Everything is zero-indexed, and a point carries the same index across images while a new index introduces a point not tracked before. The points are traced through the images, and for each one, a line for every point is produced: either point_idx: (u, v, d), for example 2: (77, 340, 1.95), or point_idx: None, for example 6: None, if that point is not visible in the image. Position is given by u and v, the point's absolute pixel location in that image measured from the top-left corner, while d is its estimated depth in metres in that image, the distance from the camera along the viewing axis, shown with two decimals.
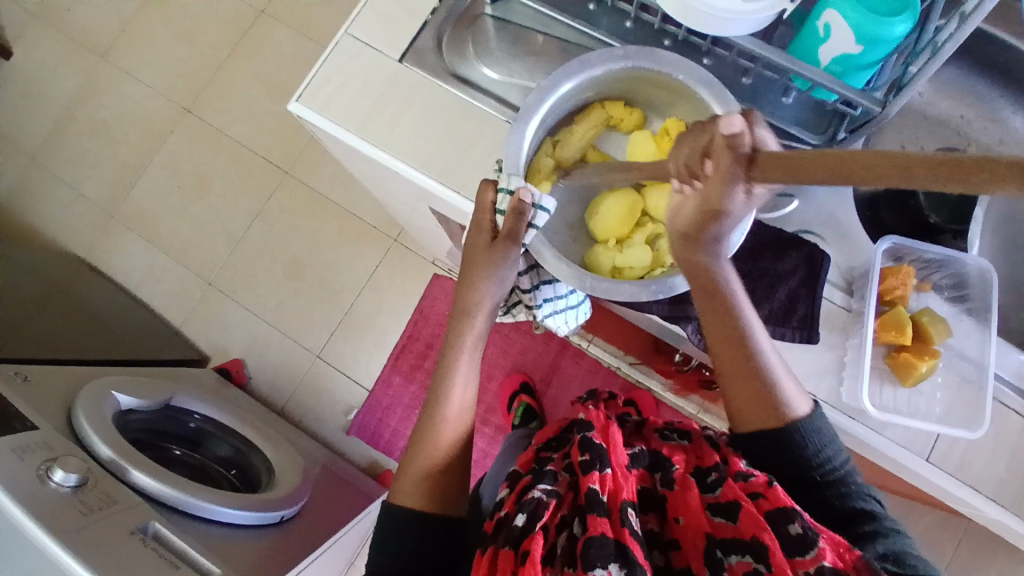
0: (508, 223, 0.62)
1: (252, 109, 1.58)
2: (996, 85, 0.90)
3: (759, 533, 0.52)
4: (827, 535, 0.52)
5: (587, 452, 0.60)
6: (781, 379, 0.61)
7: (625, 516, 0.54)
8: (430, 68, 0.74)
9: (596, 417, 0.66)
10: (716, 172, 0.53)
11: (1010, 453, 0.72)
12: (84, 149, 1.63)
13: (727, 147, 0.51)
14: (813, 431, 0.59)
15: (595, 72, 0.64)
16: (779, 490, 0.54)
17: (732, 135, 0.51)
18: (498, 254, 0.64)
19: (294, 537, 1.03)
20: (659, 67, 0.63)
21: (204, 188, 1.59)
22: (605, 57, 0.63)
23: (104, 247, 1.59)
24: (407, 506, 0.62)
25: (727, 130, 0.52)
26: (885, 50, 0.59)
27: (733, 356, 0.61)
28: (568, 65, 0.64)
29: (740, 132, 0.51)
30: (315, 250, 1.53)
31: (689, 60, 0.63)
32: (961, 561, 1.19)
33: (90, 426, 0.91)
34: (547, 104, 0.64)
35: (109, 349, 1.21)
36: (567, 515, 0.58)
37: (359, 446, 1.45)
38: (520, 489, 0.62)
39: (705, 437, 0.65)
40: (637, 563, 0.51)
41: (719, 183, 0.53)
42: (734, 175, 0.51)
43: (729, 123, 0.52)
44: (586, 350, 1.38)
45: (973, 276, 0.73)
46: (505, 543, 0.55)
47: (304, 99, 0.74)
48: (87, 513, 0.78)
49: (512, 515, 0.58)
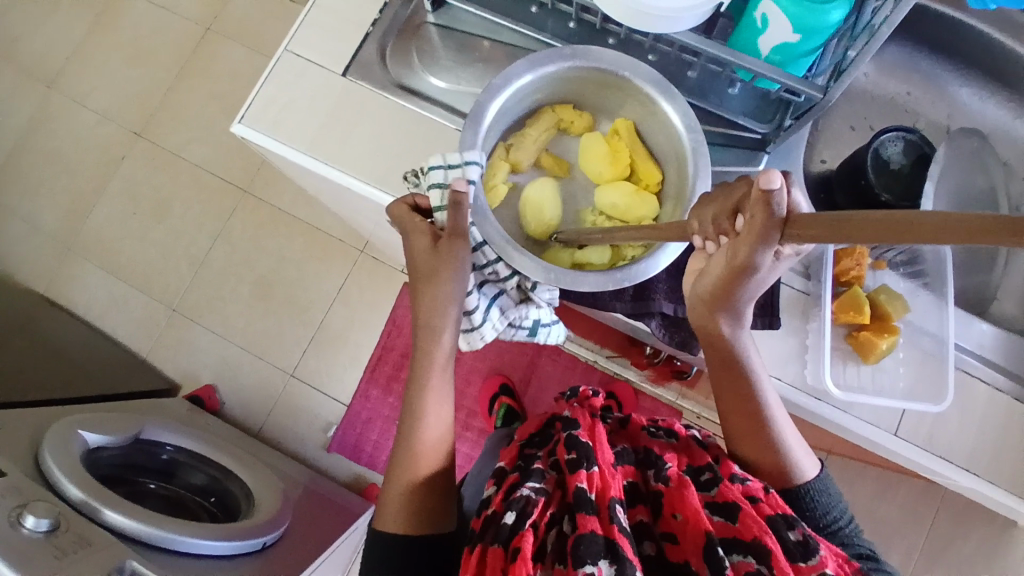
0: (451, 217, 0.60)
1: (206, 129, 1.56)
2: (940, 61, 0.92)
3: (761, 535, 0.53)
4: (827, 546, 0.55)
5: (574, 451, 0.60)
6: (790, 440, 0.64)
7: (613, 513, 0.54)
8: (376, 80, 0.73)
9: (582, 417, 0.66)
10: (746, 231, 0.42)
11: (978, 420, 0.74)
12: (34, 181, 1.59)
13: (761, 209, 0.39)
14: (820, 491, 0.62)
15: (548, 70, 0.63)
16: (777, 497, 0.58)
17: (764, 197, 0.39)
18: (449, 251, 0.62)
19: (279, 562, 1.01)
20: (605, 65, 0.63)
21: (162, 212, 1.55)
22: (553, 56, 0.63)
23: (62, 280, 1.54)
24: (399, 526, 0.62)
25: (761, 186, 0.39)
26: (822, 37, 0.59)
27: (743, 416, 0.65)
28: (515, 67, 0.63)
29: (775, 195, 0.38)
30: (281, 268, 1.50)
31: (632, 57, 0.63)
32: (942, 527, 1.21)
33: (59, 467, 0.88)
34: (496, 109, 0.63)
35: (75, 385, 1.18)
36: (556, 512, 0.58)
37: (341, 463, 1.43)
38: (508, 488, 0.61)
39: (692, 437, 0.67)
40: (627, 559, 0.51)
41: (747, 245, 0.43)
42: (767, 235, 0.40)
43: (767, 177, 0.38)
44: (562, 348, 1.37)
45: (927, 253, 0.76)
46: (495, 542, 0.54)
47: (249, 119, 0.73)
48: (62, 557, 0.76)
49: (500, 513, 0.57)
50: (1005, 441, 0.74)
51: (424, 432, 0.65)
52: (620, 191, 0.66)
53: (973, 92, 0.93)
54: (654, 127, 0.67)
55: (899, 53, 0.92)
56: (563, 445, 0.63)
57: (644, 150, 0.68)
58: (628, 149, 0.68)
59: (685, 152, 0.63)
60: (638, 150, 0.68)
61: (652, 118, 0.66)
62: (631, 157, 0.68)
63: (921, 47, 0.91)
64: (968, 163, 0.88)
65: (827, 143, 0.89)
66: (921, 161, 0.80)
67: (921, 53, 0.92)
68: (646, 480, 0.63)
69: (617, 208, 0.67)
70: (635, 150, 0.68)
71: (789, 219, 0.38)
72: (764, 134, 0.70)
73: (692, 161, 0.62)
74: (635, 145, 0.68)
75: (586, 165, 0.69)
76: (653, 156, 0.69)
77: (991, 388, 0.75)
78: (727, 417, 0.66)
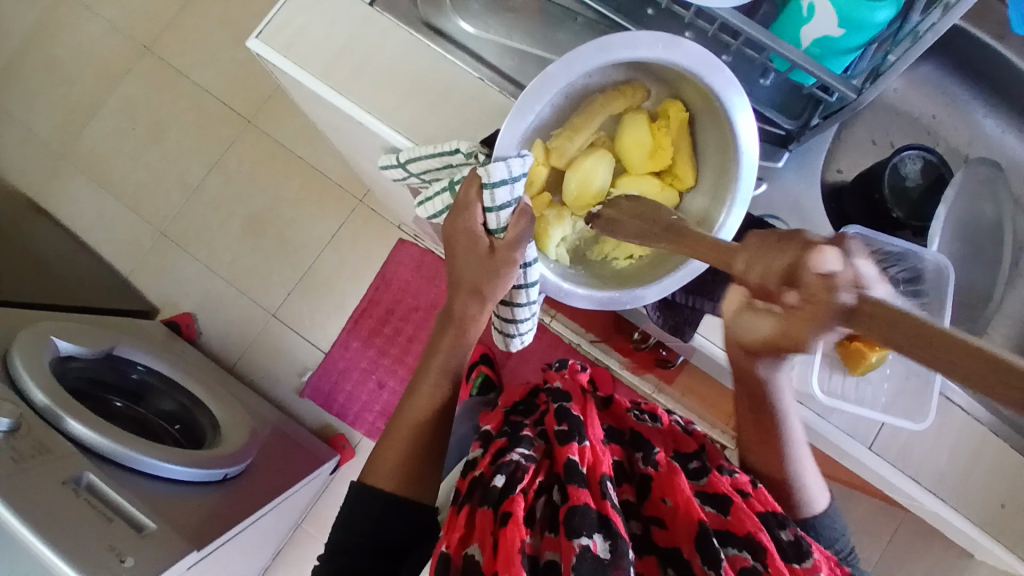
0: (516, 230, 0.58)
1: (215, 53, 1.51)
2: (970, 86, 0.91)
3: (755, 531, 0.54)
4: (818, 549, 0.55)
5: (566, 423, 0.61)
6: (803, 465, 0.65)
7: (605, 489, 0.54)
8: (402, 14, 0.71)
9: (574, 391, 0.68)
10: (799, 310, 0.43)
11: (953, 444, 0.76)
12: (34, 84, 1.54)
13: (822, 292, 0.40)
14: (827, 525, 0.63)
15: (616, 57, 0.58)
16: (766, 494, 0.59)
17: (824, 280, 0.41)
18: (496, 269, 0.58)
19: (238, 496, 1.00)
20: (683, 62, 0.57)
21: (160, 131, 1.52)
22: (627, 41, 0.57)
23: (52, 188, 1.51)
24: (381, 485, 0.60)
25: (816, 269, 0.41)
26: (866, 35, 0.59)
27: (761, 435, 0.65)
28: (581, 51, 0.58)
29: (836, 277, 0.40)
30: (275, 206, 1.48)
31: (715, 55, 0.57)
32: (895, 547, 1.23)
33: (27, 370, 0.87)
34: (553, 91, 0.59)
35: (54, 293, 1.16)
36: (544, 481, 0.58)
37: (312, 409, 1.43)
38: (496, 451, 0.61)
39: (677, 423, 0.68)
40: (619, 535, 0.50)
41: (798, 325, 0.43)
42: (824, 318, 0.41)
43: (823, 259, 0.41)
44: (548, 325, 1.34)
45: (929, 271, 0.75)
46: (483, 503, 0.54)
47: (264, 37, 0.70)
48: (19, 460, 0.75)
49: (489, 476, 0.57)
50: (975, 468, 0.76)
51: (410, 396, 0.64)
52: (648, 185, 0.64)
53: (997, 123, 0.92)
54: (707, 129, 0.63)
55: (931, 73, 0.90)
56: (554, 415, 0.63)
57: (688, 149, 0.64)
58: (672, 146, 0.64)
59: (732, 171, 0.61)
60: (681, 148, 0.64)
61: (710, 118, 0.62)
62: (673, 155, 0.64)
63: (953, 70, 0.90)
64: (980, 193, 0.88)
65: (846, 152, 0.87)
66: (938, 184, 0.77)
67: (952, 76, 0.90)
68: (633, 461, 0.64)
69: None
70: (679, 148, 0.64)
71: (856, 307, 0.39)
72: (789, 129, 0.70)
73: (735, 184, 0.60)
74: (680, 142, 0.64)
75: (623, 154, 0.65)
76: (694, 155, 0.65)
77: (968, 414, 0.76)
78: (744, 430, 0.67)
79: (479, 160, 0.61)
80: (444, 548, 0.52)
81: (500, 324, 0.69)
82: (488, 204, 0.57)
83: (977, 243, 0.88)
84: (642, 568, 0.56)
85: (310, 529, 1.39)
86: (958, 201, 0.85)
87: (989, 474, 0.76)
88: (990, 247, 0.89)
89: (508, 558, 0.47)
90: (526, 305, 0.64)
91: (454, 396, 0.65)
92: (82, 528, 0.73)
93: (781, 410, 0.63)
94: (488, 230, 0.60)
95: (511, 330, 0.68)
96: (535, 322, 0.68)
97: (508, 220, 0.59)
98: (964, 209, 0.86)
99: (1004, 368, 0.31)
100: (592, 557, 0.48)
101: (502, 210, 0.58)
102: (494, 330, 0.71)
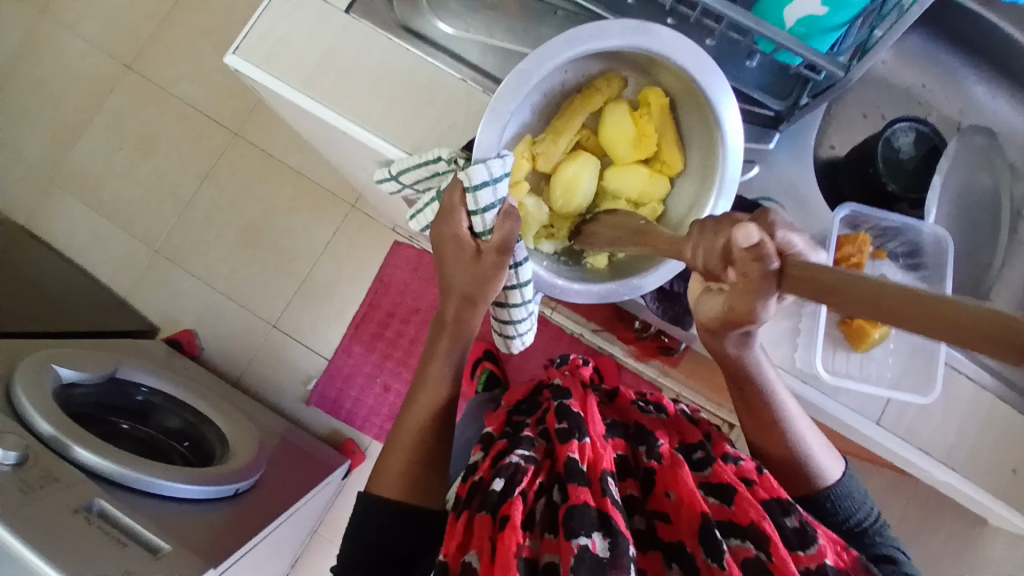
0: (501, 232, 0.57)
1: (197, 66, 1.50)
2: (960, 55, 0.90)
3: (758, 520, 0.53)
4: (825, 533, 0.55)
5: (566, 421, 0.61)
6: (806, 441, 0.64)
7: (604, 485, 0.54)
8: (379, 19, 0.70)
9: (575, 388, 0.68)
10: (739, 284, 0.40)
11: (960, 414, 0.76)
12: (17, 109, 1.53)
13: (751, 263, 0.38)
14: (844, 496, 0.62)
15: (590, 48, 0.56)
16: (771, 479, 0.57)
17: (750, 252, 0.38)
18: (486, 272, 0.58)
19: (250, 510, 0.99)
20: (654, 47, 0.57)
21: (148, 147, 1.51)
22: (596, 32, 0.56)
23: (44, 212, 1.50)
24: (391, 497, 0.60)
25: (740, 244, 0.39)
26: (850, 13, 0.58)
27: (756, 420, 0.65)
28: (553, 46, 0.56)
29: (761, 246, 0.38)
30: (269, 216, 1.47)
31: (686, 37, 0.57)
32: (910, 518, 1.23)
33: (30, 401, 0.86)
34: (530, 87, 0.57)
35: (52, 319, 1.15)
36: (545, 481, 0.58)
37: (320, 417, 1.43)
38: (496, 455, 0.61)
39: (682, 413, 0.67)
40: (620, 533, 0.50)
41: (742, 295, 0.41)
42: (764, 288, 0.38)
43: (743, 233, 0.38)
44: (549, 318, 1.33)
45: (928, 244, 0.75)
46: (481, 509, 0.54)
47: (242, 51, 0.69)
48: (27, 491, 0.75)
49: (488, 480, 0.57)
50: (984, 437, 0.76)
51: (413, 407, 0.64)
52: (634, 177, 0.64)
53: (989, 90, 0.91)
54: (690, 114, 0.62)
55: (918, 43, 0.89)
56: (555, 414, 0.63)
57: (673, 135, 0.63)
58: (657, 133, 0.63)
59: (719, 153, 0.60)
60: (666, 135, 0.63)
61: (690, 100, 0.61)
62: (658, 142, 0.64)
63: (940, 39, 0.89)
64: (975, 161, 0.87)
65: (837, 128, 0.86)
66: (932, 154, 0.77)
67: (940, 45, 0.89)
68: (637, 455, 0.64)
69: (627, 193, 0.64)
70: (663, 134, 0.63)
71: (783, 271, 0.36)
72: (776, 110, 0.70)
73: (724, 161, 0.59)
74: (665, 130, 0.63)
75: (609, 146, 0.64)
76: (681, 141, 0.64)
77: (975, 384, 0.76)
78: (742, 416, 0.67)
79: (461, 164, 0.61)
80: (441, 556, 0.52)
81: (499, 326, 0.68)
82: (472, 208, 0.57)
83: (973, 213, 0.88)
84: (644, 563, 0.57)
85: (326, 536, 1.39)
86: (952, 173, 0.84)
87: (999, 442, 0.76)
88: (986, 215, 0.89)
89: (505, 561, 0.47)
90: (522, 306, 0.64)
91: (455, 400, 0.65)
92: (95, 555, 0.73)
93: (772, 390, 0.63)
94: (474, 235, 0.59)
95: (507, 331, 0.68)
96: (533, 322, 0.67)
97: (493, 222, 0.58)
98: (958, 180, 0.85)
99: (946, 316, 0.27)
100: (591, 557, 0.48)
101: (488, 212, 0.57)
102: (492, 332, 0.71)
